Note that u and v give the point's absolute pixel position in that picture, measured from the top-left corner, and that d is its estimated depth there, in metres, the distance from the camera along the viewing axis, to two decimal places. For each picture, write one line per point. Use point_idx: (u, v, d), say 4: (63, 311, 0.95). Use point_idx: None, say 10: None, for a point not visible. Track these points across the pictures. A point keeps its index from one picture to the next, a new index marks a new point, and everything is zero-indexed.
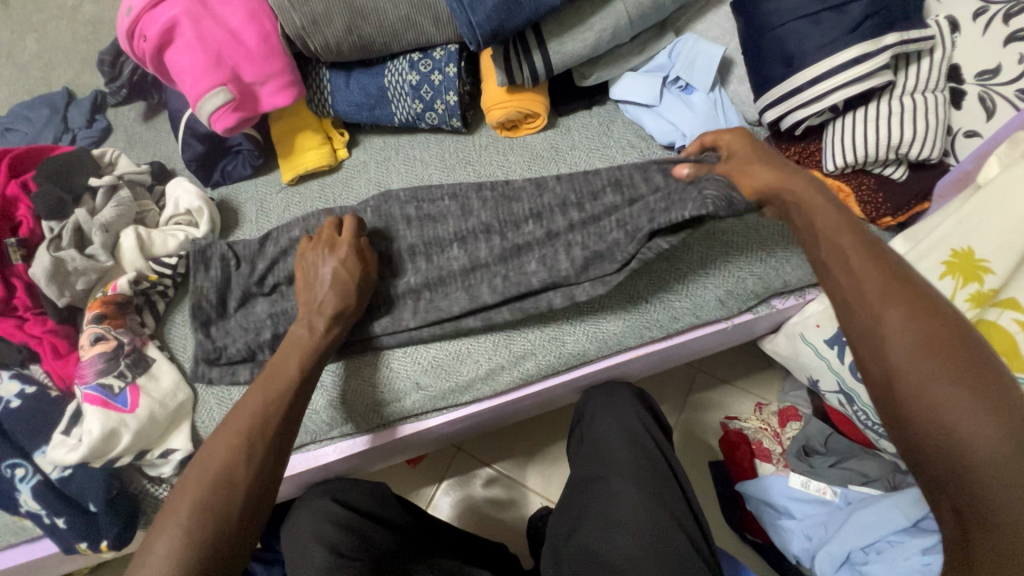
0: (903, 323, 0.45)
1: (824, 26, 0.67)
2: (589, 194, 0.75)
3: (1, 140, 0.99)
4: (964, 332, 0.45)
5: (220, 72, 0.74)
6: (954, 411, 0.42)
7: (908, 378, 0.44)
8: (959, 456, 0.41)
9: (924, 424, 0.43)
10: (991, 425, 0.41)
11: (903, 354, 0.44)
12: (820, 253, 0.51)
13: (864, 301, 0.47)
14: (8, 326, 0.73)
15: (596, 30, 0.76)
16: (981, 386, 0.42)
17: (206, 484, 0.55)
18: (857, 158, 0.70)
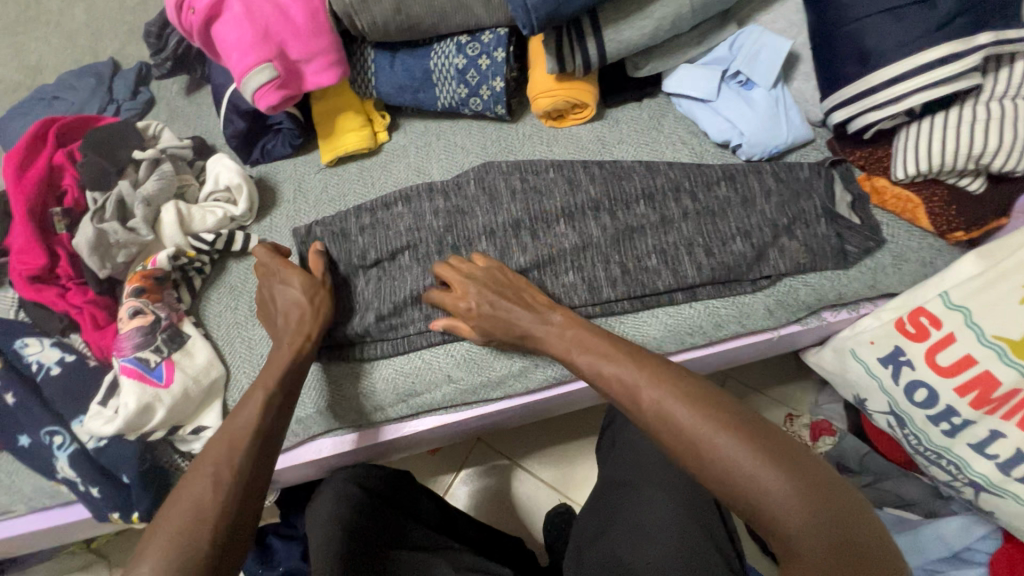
0: (678, 404, 0.52)
1: (908, 21, 0.62)
2: (623, 203, 0.76)
3: (48, 108, 1.00)
4: (720, 399, 0.53)
5: (266, 48, 0.73)
6: (745, 469, 0.48)
7: (706, 455, 0.50)
8: (776, 517, 0.46)
9: (731, 490, 0.48)
10: (768, 465, 0.47)
11: (686, 437, 0.51)
12: (600, 370, 0.60)
13: (643, 395, 0.55)
14: (51, 295, 0.74)
15: (655, 18, 0.72)
16: (772, 446, 0.49)
17: (195, 491, 0.52)
18: (931, 167, 0.65)
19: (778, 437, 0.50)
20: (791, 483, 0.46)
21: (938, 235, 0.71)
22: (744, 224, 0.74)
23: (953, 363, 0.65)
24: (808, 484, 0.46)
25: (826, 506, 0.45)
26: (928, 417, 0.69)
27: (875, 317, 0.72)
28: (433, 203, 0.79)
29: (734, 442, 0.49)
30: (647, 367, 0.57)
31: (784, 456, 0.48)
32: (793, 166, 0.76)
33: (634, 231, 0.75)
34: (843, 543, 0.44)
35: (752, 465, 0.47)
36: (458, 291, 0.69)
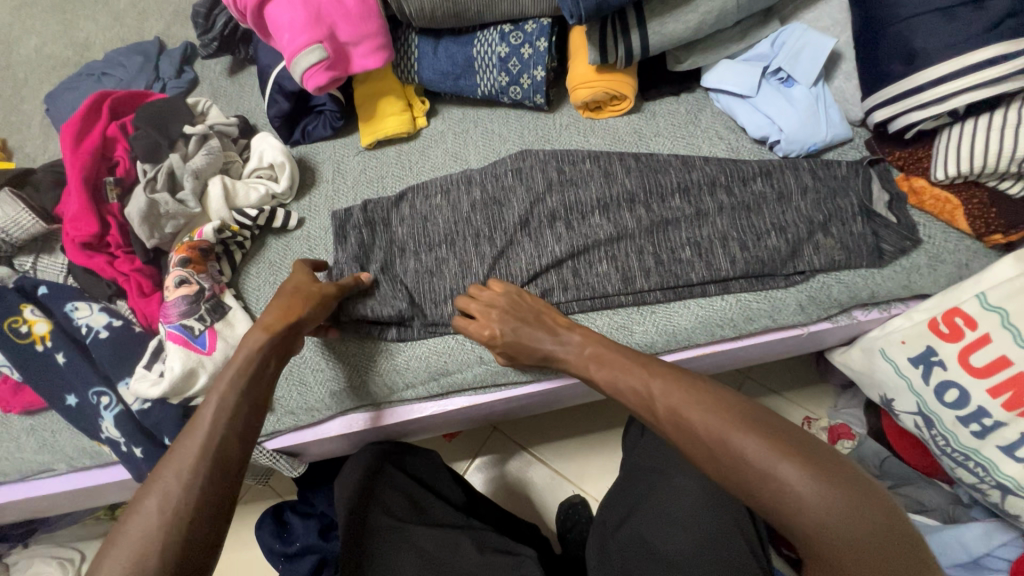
0: (697, 410, 0.53)
1: (957, 22, 0.62)
2: (658, 196, 0.77)
3: (97, 84, 1.03)
4: (729, 396, 0.53)
5: (318, 30, 0.75)
6: (757, 460, 0.47)
7: (720, 450, 0.50)
8: (793, 507, 0.45)
9: (748, 484, 0.48)
10: (784, 459, 0.47)
11: (701, 434, 0.51)
12: (622, 378, 0.60)
13: (661, 402, 0.56)
14: (101, 262, 0.76)
15: (700, 12, 0.73)
16: (781, 435, 0.49)
17: (145, 515, 0.48)
18: (973, 168, 0.65)
19: (802, 441, 0.48)
20: (815, 485, 0.45)
21: (976, 238, 0.71)
22: (779, 219, 0.75)
23: (987, 363, 0.65)
24: (834, 486, 0.45)
25: (851, 511, 0.44)
26: (957, 417, 0.69)
27: (908, 317, 0.73)
28: (478, 190, 0.80)
29: (755, 444, 0.48)
30: (659, 373, 0.59)
31: (795, 444, 0.48)
32: (832, 164, 0.77)
33: (668, 222, 0.76)
34: (867, 546, 0.43)
35: (773, 467, 0.46)
36: (480, 319, 0.70)
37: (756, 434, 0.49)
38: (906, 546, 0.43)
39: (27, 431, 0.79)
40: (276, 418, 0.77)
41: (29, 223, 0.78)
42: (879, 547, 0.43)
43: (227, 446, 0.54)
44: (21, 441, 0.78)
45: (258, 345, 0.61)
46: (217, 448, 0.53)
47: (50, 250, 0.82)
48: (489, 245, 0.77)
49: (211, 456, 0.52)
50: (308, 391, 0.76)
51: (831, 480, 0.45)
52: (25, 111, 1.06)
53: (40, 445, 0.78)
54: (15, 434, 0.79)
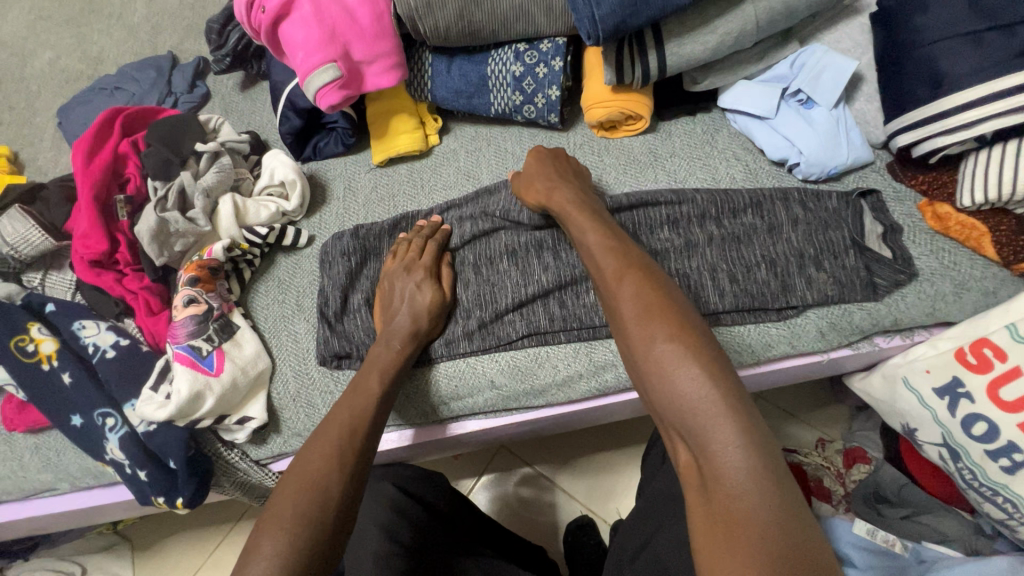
0: (663, 328, 0.50)
1: (986, 47, 0.61)
2: (647, 227, 0.76)
3: (110, 98, 1.03)
4: (698, 326, 0.51)
5: (333, 48, 0.74)
6: (693, 395, 0.46)
7: (663, 372, 0.48)
8: (709, 447, 0.44)
9: (676, 412, 0.47)
10: (723, 406, 0.45)
11: (652, 350, 0.50)
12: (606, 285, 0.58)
13: (631, 315, 0.53)
14: (109, 279, 0.76)
15: (720, 33, 0.72)
16: (731, 388, 0.46)
17: (295, 494, 0.53)
18: (1001, 195, 0.63)
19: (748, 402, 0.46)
20: (731, 432, 0.44)
21: (1004, 265, 0.69)
22: (769, 252, 0.73)
23: (1018, 398, 0.63)
24: (751, 443, 0.43)
25: (759, 475, 0.42)
26: (986, 451, 0.66)
27: (932, 347, 0.71)
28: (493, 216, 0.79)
29: (698, 380, 0.46)
30: (643, 276, 0.56)
31: (738, 398, 0.46)
32: (822, 196, 0.75)
33: (657, 254, 0.74)
34: (755, 502, 0.41)
35: (703, 402, 0.45)
36: (534, 175, 0.75)
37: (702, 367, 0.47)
38: (797, 534, 0.39)
39: (30, 450, 0.77)
40: (282, 441, 0.76)
41: (38, 239, 0.77)
42: (773, 517, 0.40)
43: (358, 440, 0.59)
44: (25, 460, 0.77)
45: (382, 367, 0.67)
46: (351, 444, 0.58)
47: (59, 267, 0.82)
48: (476, 275, 0.77)
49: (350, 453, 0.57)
50: None
51: (750, 437, 0.43)
52: (38, 124, 1.06)
53: (44, 464, 0.77)
54: (19, 453, 0.77)
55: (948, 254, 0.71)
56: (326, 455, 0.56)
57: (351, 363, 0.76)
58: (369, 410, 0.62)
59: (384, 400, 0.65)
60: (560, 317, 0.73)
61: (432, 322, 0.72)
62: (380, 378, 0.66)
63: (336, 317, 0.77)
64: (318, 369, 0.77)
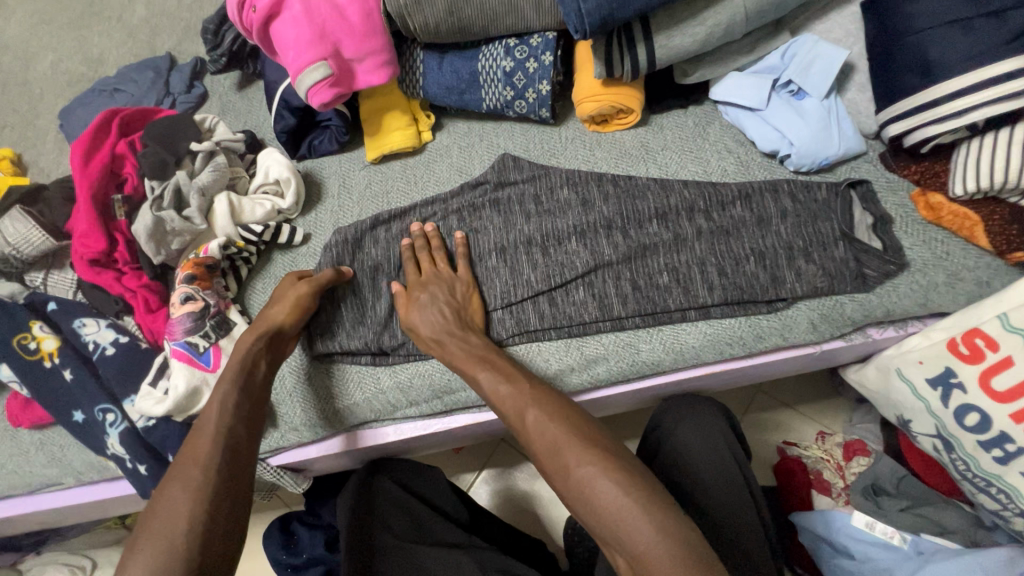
0: (572, 440, 0.57)
1: (977, 34, 0.60)
2: (635, 222, 0.76)
3: (110, 100, 1.04)
4: (581, 421, 0.60)
5: (322, 47, 0.75)
6: (590, 482, 0.54)
7: (564, 470, 0.56)
8: (616, 525, 0.51)
9: (583, 504, 0.54)
10: (610, 481, 0.53)
11: (551, 452, 0.57)
12: (511, 415, 0.62)
13: (545, 435, 0.59)
14: (108, 278, 0.77)
15: (709, 25, 0.72)
16: (617, 463, 0.55)
17: (156, 526, 0.51)
18: (993, 183, 0.63)
19: (630, 467, 0.55)
20: (652, 523, 0.50)
21: (997, 255, 0.68)
22: (758, 244, 0.73)
23: (1009, 388, 0.63)
24: (668, 528, 0.50)
25: (656, 530, 0.49)
26: (979, 442, 0.66)
27: (924, 337, 0.70)
28: (484, 214, 0.80)
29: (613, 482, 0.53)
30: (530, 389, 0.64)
31: (625, 470, 0.54)
32: (812, 186, 0.75)
33: (646, 249, 0.74)
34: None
35: (616, 501, 0.52)
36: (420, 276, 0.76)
37: (605, 466, 0.54)
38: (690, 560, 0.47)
39: (36, 446, 0.79)
40: (279, 435, 0.76)
41: (39, 239, 0.79)
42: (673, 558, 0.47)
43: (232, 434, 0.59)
44: (30, 455, 0.79)
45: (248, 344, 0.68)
46: (224, 439, 0.58)
47: (61, 266, 0.83)
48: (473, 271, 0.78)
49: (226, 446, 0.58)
50: (343, 405, 0.76)
51: (666, 526, 0.50)
52: (40, 126, 1.08)
53: (49, 459, 0.79)
54: (24, 448, 0.79)
55: (940, 244, 0.70)
56: (184, 475, 0.55)
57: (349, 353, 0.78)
58: (232, 418, 0.60)
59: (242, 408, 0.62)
60: (552, 313, 0.74)
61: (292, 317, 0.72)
62: (242, 393, 0.63)
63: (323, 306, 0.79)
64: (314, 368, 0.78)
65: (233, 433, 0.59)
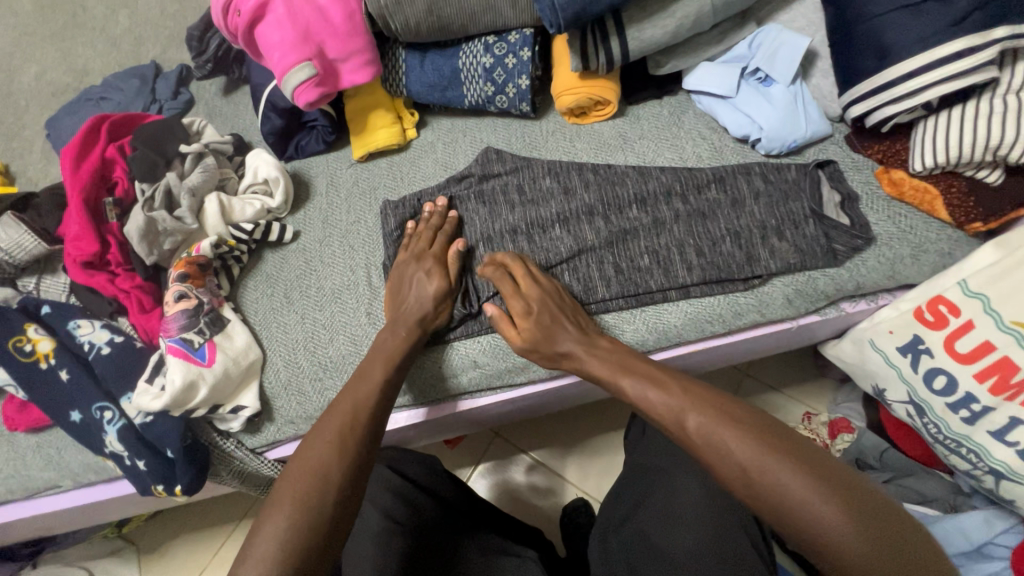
0: (721, 426, 0.54)
1: (926, 18, 0.64)
2: (615, 208, 0.79)
3: (97, 108, 1.05)
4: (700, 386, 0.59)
5: (307, 48, 0.77)
6: (722, 441, 0.53)
7: (692, 435, 0.55)
8: (759, 480, 0.50)
9: (716, 464, 0.53)
10: (750, 437, 0.52)
11: (679, 417, 0.57)
12: (614, 386, 0.64)
13: (677, 416, 0.57)
14: (102, 280, 0.78)
15: (677, 17, 0.75)
16: (754, 421, 0.54)
17: (297, 481, 0.56)
18: (950, 158, 0.67)
19: (771, 425, 0.54)
20: (840, 517, 0.46)
21: (957, 227, 0.72)
22: (733, 224, 0.76)
23: (972, 349, 0.66)
24: (817, 478, 0.49)
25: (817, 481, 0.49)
26: (947, 404, 0.70)
27: (892, 308, 0.74)
28: (479, 200, 0.82)
29: (787, 470, 0.49)
30: (623, 361, 0.65)
31: (761, 427, 0.53)
32: (782, 168, 0.79)
33: (627, 232, 0.77)
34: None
35: (756, 455, 0.51)
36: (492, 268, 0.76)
37: (745, 428, 0.53)
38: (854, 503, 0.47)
39: (33, 449, 0.80)
40: (276, 429, 0.79)
41: (31, 244, 0.80)
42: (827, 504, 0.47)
43: (367, 411, 0.63)
44: (28, 458, 0.80)
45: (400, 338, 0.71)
46: (363, 416, 0.63)
47: (53, 271, 0.84)
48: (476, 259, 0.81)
49: (363, 424, 0.62)
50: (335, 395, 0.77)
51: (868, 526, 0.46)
52: (27, 137, 1.08)
53: (46, 462, 0.80)
54: (21, 452, 0.80)
55: (904, 218, 0.74)
56: (331, 443, 0.59)
57: (344, 343, 0.80)
58: (373, 405, 0.64)
59: (388, 385, 0.67)
60: None
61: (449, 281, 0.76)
62: (384, 365, 0.68)
63: (333, 295, 0.83)
64: (306, 363, 0.80)
65: (373, 417, 0.63)
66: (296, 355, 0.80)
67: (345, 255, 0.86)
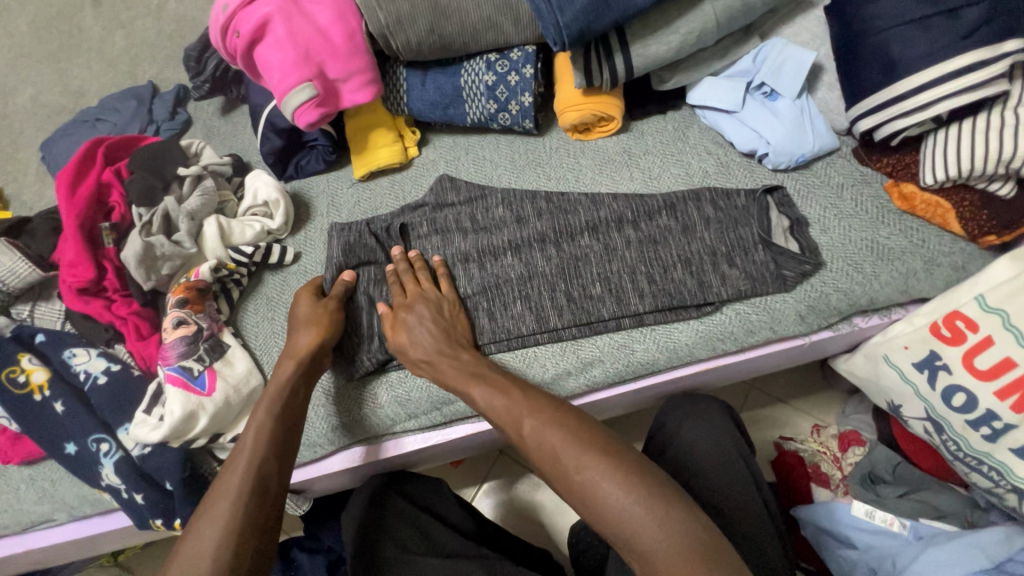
0: (553, 434, 0.58)
1: (934, 31, 0.64)
2: (614, 225, 0.78)
3: (92, 130, 1.04)
4: (577, 421, 0.60)
5: (307, 68, 0.76)
6: (589, 485, 0.55)
7: (564, 477, 0.56)
8: (619, 524, 0.52)
9: (585, 506, 0.55)
10: (609, 480, 0.54)
11: (549, 459, 0.58)
12: (509, 427, 0.62)
13: (516, 423, 0.61)
14: (98, 307, 0.76)
15: (682, 33, 0.75)
16: (618, 461, 0.55)
17: (187, 554, 0.54)
18: (961, 172, 0.66)
19: (634, 463, 0.56)
20: (641, 512, 0.52)
21: (970, 240, 0.71)
22: (685, 251, 0.75)
23: (991, 366, 0.65)
24: (669, 521, 0.51)
25: (667, 526, 0.51)
26: (967, 421, 0.68)
27: (909, 323, 0.72)
28: (496, 212, 0.81)
29: (621, 494, 0.53)
30: (518, 394, 0.63)
31: (622, 467, 0.55)
32: (731, 193, 0.78)
33: (623, 250, 0.76)
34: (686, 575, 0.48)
35: (618, 499, 0.53)
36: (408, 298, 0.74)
37: (608, 467, 0.55)
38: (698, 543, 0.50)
39: (26, 482, 0.78)
40: None
41: (25, 271, 0.78)
42: (673, 544, 0.50)
43: (267, 463, 0.61)
44: (21, 492, 0.77)
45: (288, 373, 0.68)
46: (258, 469, 0.60)
47: (48, 298, 0.82)
48: (364, 299, 0.79)
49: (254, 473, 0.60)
50: (339, 422, 0.75)
51: (668, 522, 0.51)
52: (22, 159, 1.07)
53: (40, 495, 0.77)
54: (15, 485, 0.78)
55: (916, 232, 0.73)
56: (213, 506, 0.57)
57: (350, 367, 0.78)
58: (268, 456, 0.61)
59: (264, 430, 0.64)
60: (541, 319, 0.74)
61: (326, 331, 0.71)
62: (267, 411, 0.65)
63: None
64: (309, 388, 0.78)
65: (264, 465, 0.61)
66: None
67: None
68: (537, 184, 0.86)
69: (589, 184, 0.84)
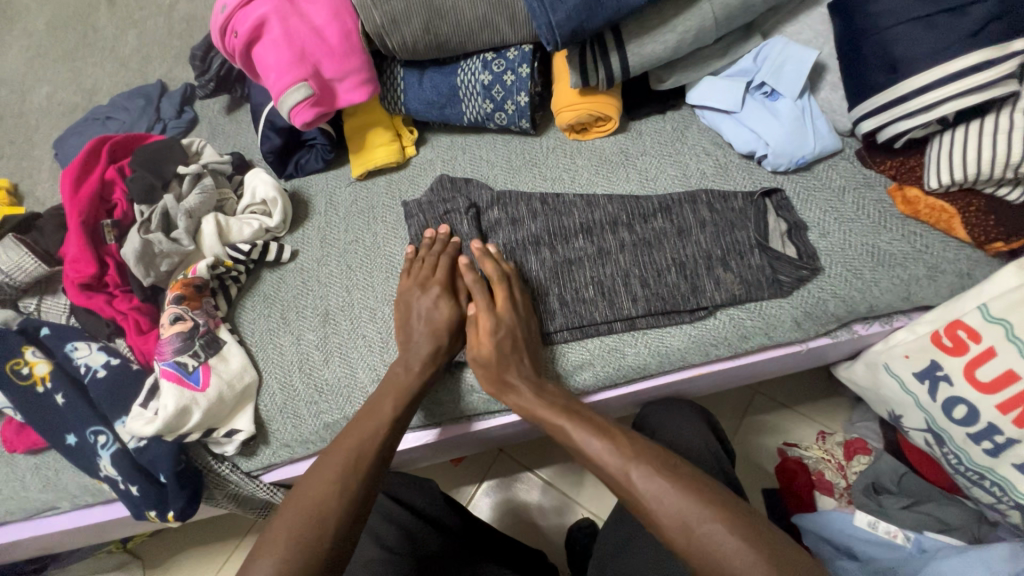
0: (668, 482, 0.53)
1: (939, 30, 0.61)
2: (604, 228, 0.77)
3: (102, 128, 1.06)
4: (694, 474, 0.55)
5: (303, 68, 0.76)
6: (715, 544, 0.49)
7: (681, 529, 0.51)
8: None
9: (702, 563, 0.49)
10: (738, 538, 0.49)
11: (665, 509, 0.52)
12: (615, 473, 0.56)
13: (625, 467, 0.56)
14: (100, 302, 0.78)
15: (678, 32, 0.73)
16: (746, 522, 0.50)
17: (292, 512, 0.55)
18: (966, 176, 0.63)
19: (759, 526, 0.50)
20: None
21: (976, 246, 0.69)
22: (679, 254, 0.74)
23: (995, 378, 0.62)
24: None
25: None
26: (968, 434, 0.66)
27: (910, 331, 0.70)
28: (492, 214, 0.81)
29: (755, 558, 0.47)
30: (625, 442, 0.58)
31: (749, 526, 0.50)
32: (728, 196, 0.76)
33: (614, 253, 0.75)
34: None
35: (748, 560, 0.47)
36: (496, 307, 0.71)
37: (735, 524, 0.49)
38: None
39: (31, 470, 0.80)
40: (271, 452, 0.78)
41: (31, 266, 0.80)
42: None
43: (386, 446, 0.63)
44: (26, 480, 0.80)
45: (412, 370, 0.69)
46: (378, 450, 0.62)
47: (54, 292, 0.85)
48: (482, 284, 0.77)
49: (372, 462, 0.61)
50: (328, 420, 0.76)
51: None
52: (36, 156, 1.10)
53: (44, 484, 0.79)
54: (20, 473, 0.80)
55: (919, 237, 0.71)
56: (331, 477, 0.58)
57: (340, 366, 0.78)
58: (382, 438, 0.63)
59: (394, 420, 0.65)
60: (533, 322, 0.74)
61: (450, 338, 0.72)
62: (396, 399, 0.66)
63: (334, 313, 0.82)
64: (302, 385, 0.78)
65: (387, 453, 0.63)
66: (292, 379, 0.79)
67: (347, 278, 0.84)
68: (532, 184, 0.85)
69: (585, 186, 0.83)
